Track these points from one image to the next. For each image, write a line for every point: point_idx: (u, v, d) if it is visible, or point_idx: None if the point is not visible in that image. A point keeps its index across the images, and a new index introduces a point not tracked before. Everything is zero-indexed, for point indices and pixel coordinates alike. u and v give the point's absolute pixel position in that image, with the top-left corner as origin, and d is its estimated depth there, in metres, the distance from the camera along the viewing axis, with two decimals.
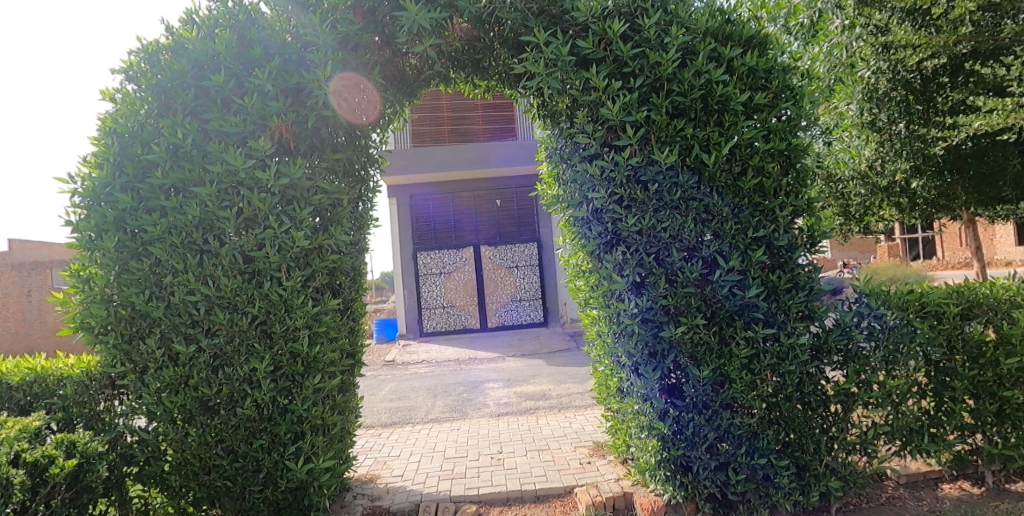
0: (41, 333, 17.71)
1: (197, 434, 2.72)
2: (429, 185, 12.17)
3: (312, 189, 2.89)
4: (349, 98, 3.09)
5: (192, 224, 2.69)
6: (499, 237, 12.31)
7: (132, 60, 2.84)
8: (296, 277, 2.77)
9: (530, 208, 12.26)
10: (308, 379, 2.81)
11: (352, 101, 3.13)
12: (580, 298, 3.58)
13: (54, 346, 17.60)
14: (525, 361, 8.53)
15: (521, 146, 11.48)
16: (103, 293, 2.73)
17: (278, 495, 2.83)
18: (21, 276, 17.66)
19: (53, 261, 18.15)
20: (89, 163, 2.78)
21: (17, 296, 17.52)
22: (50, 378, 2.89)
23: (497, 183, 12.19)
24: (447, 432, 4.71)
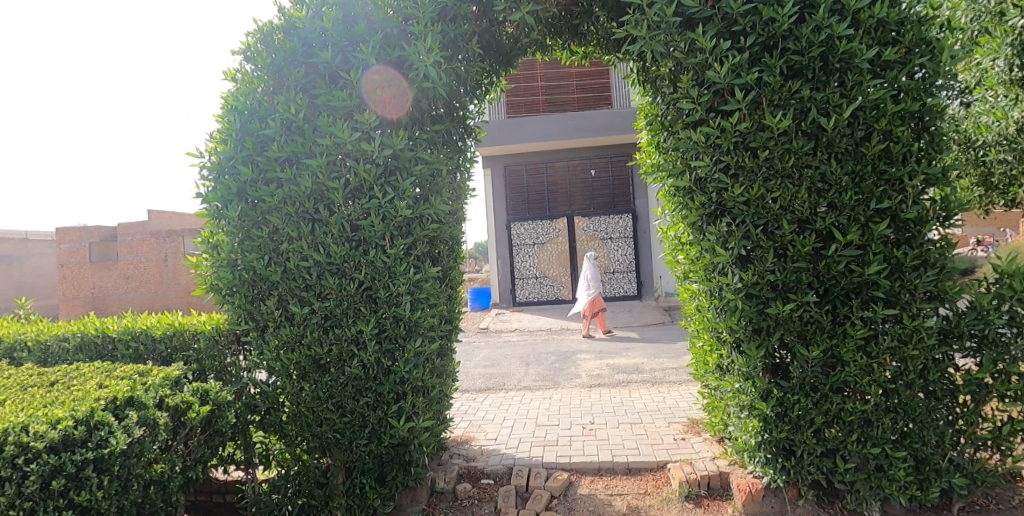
0: (176, 293, 20.07)
1: (311, 389, 2.91)
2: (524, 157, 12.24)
3: (413, 160, 2.95)
4: (397, 90, 2.95)
5: (305, 194, 2.86)
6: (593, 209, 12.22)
7: (249, 41, 3.01)
8: (399, 245, 2.88)
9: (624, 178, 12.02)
10: (410, 342, 2.93)
11: (404, 94, 2.96)
12: (680, 271, 3.45)
13: (189, 304, 19.90)
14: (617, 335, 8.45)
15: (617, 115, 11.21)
16: (229, 258, 2.96)
17: (382, 450, 2.97)
18: (159, 243, 19.77)
19: (186, 229, 20.28)
20: (214, 139, 3.00)
21: (156, 260, 19.86)
22: (187, 333, 3.23)
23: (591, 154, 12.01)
24: (539, 400, 4.79)
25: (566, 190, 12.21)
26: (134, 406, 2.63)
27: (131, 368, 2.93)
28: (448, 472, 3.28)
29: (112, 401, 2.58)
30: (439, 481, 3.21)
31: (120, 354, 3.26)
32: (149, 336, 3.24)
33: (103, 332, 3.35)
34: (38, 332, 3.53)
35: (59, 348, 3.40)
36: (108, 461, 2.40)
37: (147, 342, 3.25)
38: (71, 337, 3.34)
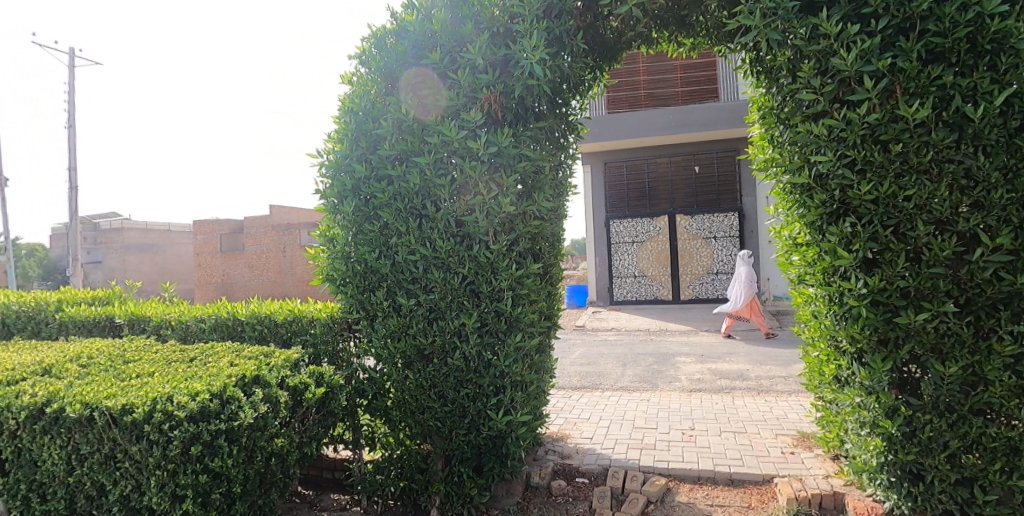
0: (293, 283, 21.98)
1: (415, 378, 3.03)
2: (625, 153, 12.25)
3: (517, 156, 2.99)
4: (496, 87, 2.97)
5: (413, 190, 2.98)
6: (696, 206, 11.99)
7: (364, 46, 3.17)
8: (502, 241, 2.93)
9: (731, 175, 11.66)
10: (511, 337, 2.98)
11: (506, 93, 3.00)
12: (794, 274, 3.24)
13: (303, 293, 21.69)
14: (720, 338, 8.12)
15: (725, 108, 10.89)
16: (343, 251, 3.15)
17: (481, 441, 3.05)
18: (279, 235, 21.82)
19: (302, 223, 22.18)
20: (332, 139, 3.20)
21: (276, 251, 21.92)
22: (304, 318, 3.48)
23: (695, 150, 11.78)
24: (636, 402, 4.71)
25: (668, 187, 12.07)
26: (260, 384, 2.88)
27: (257, 350, 3.20)
28: (543, 467, 3.33)
29: (242, 378, 2.85)
30: (534, 476, 3.27)
31: (247, 335, 3.59)
32: (273, 320, 3.55)
33: (232, 316, 3.69)
34: (179, 313, 3.92)
35: (198, 328, 3.78)
36: (237, 433, 2.64)
37: (270, 326, 3.55)
38: (206, 318, 3.71)
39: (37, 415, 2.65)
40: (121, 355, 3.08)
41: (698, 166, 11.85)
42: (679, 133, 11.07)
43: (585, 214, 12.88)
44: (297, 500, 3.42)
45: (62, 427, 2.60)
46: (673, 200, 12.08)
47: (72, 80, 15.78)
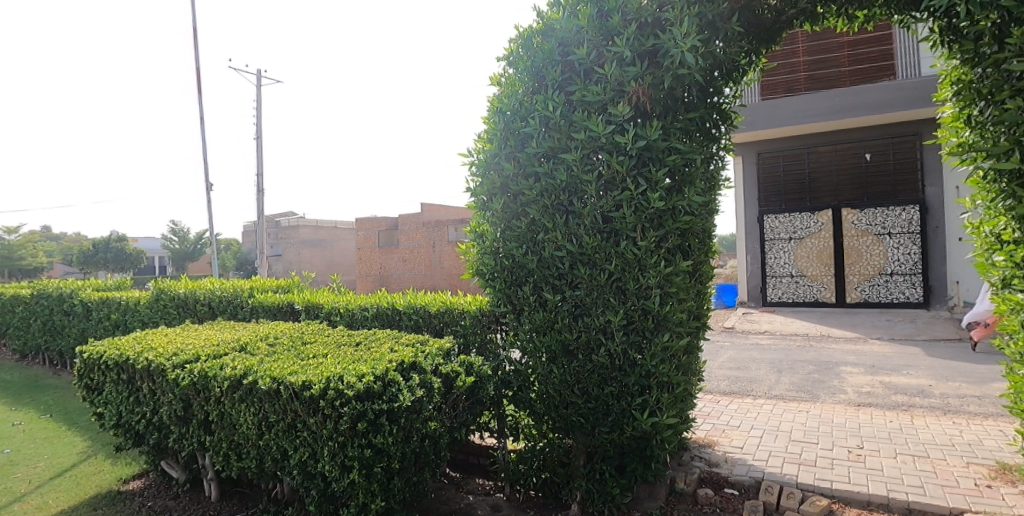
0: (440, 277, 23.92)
1: (559, 373, 3.08)
2: (782, 140, 11.92)
3: (667, 150, 2.92)
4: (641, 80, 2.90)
5: (561, 187, 3.04)
6: (865, 199, 11.26)
7: (511, 47, 3.27)
8: (651, 237, 2.88)
9: (910, 163, 10.81)
10: (658, 336, 2.90)
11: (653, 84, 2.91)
12: (998, 276, 2.80)
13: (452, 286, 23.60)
14: (894, 348, 7.23)
15: (903, 87, 10.09)
16: (492, 247, 3.29)
17: (624, 440, 3.02)
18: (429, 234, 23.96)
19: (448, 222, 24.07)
20: (481, 138, 3.34)
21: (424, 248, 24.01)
22: (456, 310, 3.71)
23: (865, 135, 11.10)
24: (792, 412, 4.40)
25: (833, 178, 11.49)
26: (416, 369, 3.11)
27: (412, 337, 3.44)
28: (689, 474, 3.27)
29: (401, 363, 3.09)
30: (678, 481, 3.23)
31: (404, 323, 3.91)
32: (427, 311, 3.83)
33: (393, 306, 4.02)
34: (346, 302, 4.38)
35: (362, 316, 4.19)
36: (396, 413, 2.86)
37: (425, 316, 3.83)
38: (369, 307, 4.10)
39: (236, 385, 3.04)
40: (299, 337, 3.47)
41: (869, 153, 11.10)
42: (845, 117, 10.51)
43: (737, 208, 12.71)
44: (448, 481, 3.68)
45: (255, 397, 2.97)
46: (839, 193, 11.46)
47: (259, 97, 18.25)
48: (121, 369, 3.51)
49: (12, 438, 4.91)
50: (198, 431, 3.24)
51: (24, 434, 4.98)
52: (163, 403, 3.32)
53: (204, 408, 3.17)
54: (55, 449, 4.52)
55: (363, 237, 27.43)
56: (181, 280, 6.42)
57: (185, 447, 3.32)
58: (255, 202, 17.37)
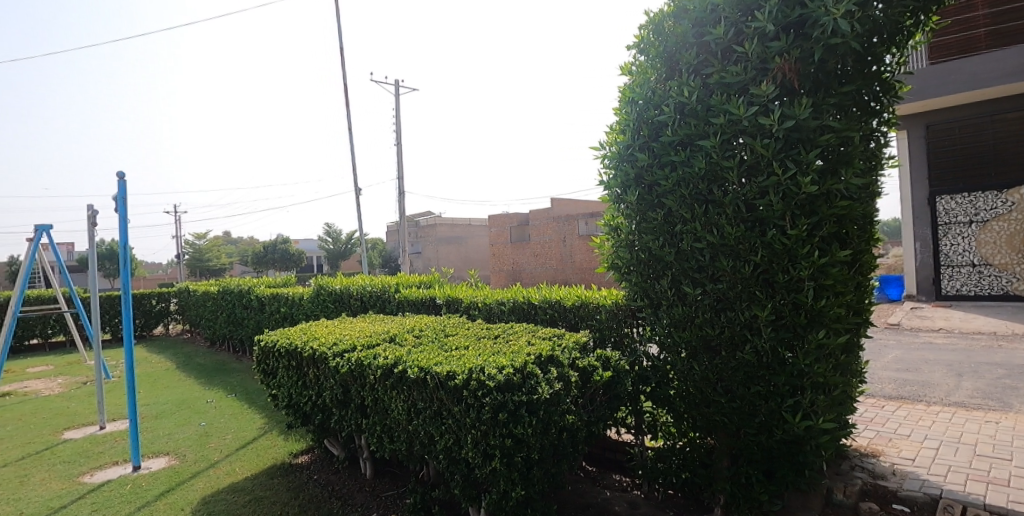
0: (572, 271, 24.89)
1: (701, 369, 2.97)
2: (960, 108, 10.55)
3: (819, 129, 2.67)
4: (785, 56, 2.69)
5: (699, 176, 2.92)
6: None
7: (641, 33, 3.21)
8: (802, 225, 2.64)
9: None
10: (812, 333, 2.67)
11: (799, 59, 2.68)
12: None
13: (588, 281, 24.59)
14: None
15: None
16: (627, 240, 3.30)
17: (773, 444, 2.83)
18: None
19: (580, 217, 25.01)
20: (614, 130, 3.36)
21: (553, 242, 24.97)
22: (591, 304, 3.87)
23: None
24: (978, 423, 3.85)
25: None
26: (554, 363, 3.18)
27: (549, 331, 3.57)
28: (849, 484, 3.00)
29: (540, 356, 3.17)
30: (836, 491, 2.98)
31: (540, 318, 4.13)
32: (563, 306, 3.99)
33: (529, 301, 4.20)
34: (484, 296, 4.67)
35: (498, 309, 4.52)
36: (536, 405, 2.92)
37: (562, 311, 4.00)
38: (506, 302, 4.40)
39: (388, 374, 3.26)
40: (442, 329, 3.69)
41: None
42: None
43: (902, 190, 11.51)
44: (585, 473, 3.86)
45: (405, 385, 3.17)
46: None
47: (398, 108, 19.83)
48: (291, 356, 3.97)
49: (209, 412, 5.80)
50: (356, 414, 3.54)
51: (217, 410, 5.86)
52: (325, 387, 3.68)
53: (360, 393, 3.46)
54: (241, 424, 5.25)
55: (500, 234, 29.94)
56: (337, 277, 7.17)
57: (345, 428, 3.64)
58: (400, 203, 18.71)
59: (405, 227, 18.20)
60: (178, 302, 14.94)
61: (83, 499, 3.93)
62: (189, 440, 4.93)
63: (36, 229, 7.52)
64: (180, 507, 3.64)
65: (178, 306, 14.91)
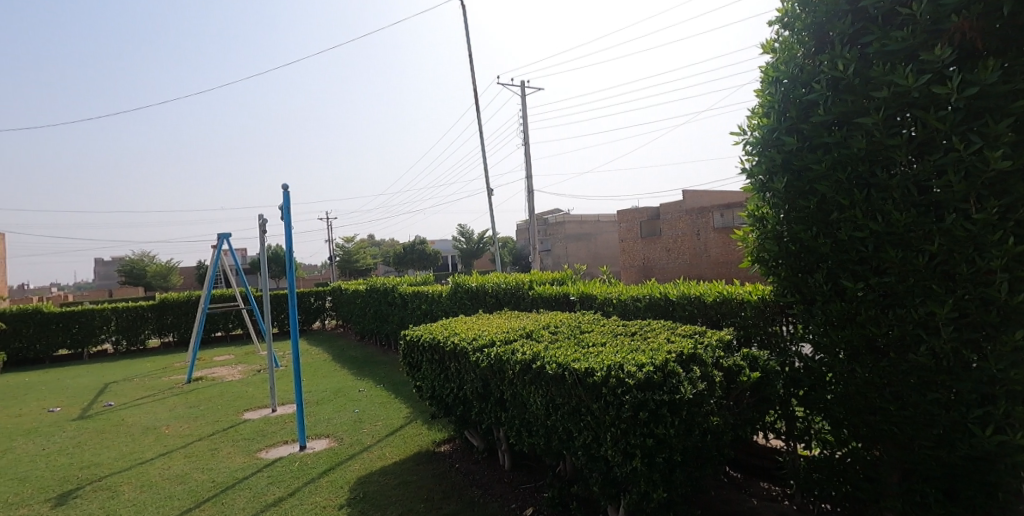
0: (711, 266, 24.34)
1: (865, 372, 2.66)
2: None
3: (1015, 93, 2.21)
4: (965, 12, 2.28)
5: (859, 157, 2.63)
6: None
7: (787, 6, 3.04)
8: (990, 208, 2.23)
9: None
10: (1007, 334, 2.20)
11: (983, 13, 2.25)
12: None
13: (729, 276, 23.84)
14: None
15: None
16: (775, 230, 3.09)
17: (955, 461, 2.45)
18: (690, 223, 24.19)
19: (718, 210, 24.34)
20: (757, 114, 3.18)
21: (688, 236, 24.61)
22: (734, 300, 3.81)
23: None
24: None
25: None
26: (696, 362, 3.03)
27: (688, 329, 3.48)
28: None
29: (682, 354, 3.04)
30: None
31: (678, 314, 4.26)
32: (704, 300, 4.05)
33: (665, 297, 4.42)
34: (620, 293, 5.06)
35: (636, 306, 4.75)
36: (678, 405, 2.80)
37: (702, 306, 4.06)
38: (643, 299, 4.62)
39: (527, 369, 3.31)
40: (579, 327, 3.72)
41: None
42: None
43: None
44: (729, 479, 3.71)
45: (543, 381, 3.17)
46: None
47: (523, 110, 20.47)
48: (434, 350, 4.25)
49: (361, 400, 6.40)
50: (495, 408, 3.67)
51: (368, 399, 6.46)
52: (467, 380, 3.87)
53: (500, 387, 3.56)
54: (389, 413, 5.72)
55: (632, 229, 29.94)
56: (472, 276, 8.00)
57: (485, 420, 3.81)
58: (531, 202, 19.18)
59: (533, 226, 18.54)
60: (333, 300, 16.72)
61: (261, 472, 4.51)
62: (346, 425, 5.49)
63: (219, 238, 8.90)
64: (340, 486, 4.03)
65: (333, 303, 16.66)
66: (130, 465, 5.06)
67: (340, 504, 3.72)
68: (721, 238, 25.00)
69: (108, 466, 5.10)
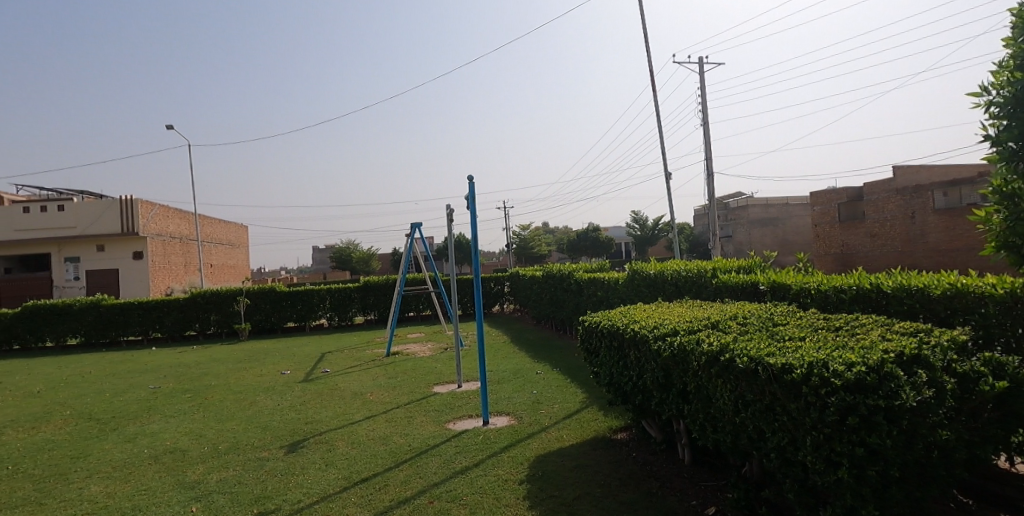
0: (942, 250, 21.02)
1: None
2: None
3: None
4: None
5: None
6: None
7: None
8: None
9: None
10: None
11: None
12: None
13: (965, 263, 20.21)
14: None
15: None
16: None
17: None
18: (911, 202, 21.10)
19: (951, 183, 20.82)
20: (1007, 68, 2.63)
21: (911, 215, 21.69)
22: (971, 295, 3.23)
23: None
24: None
25: None
26: (921, 365, 2.59)
27: (908, 326, 3.01)
28: None
29: (901, 355, 2.63)
30: None
31: (894, 309, 3.79)
32: (928, 293, 3.53)
33: (878, 287, 3.99)
34: (818, 284, 4.67)
35: (838, 298, 4.35)
36: (897, 414, 2.35)
37: (924, 300, 3.54)
38: (849, 290, 4.19)
39: (713, 362, 3.16)
40: (771, 323, 3.52)
41: None
42: None
43: None
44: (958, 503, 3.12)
45: (731, 375, 2.99)
46: None
47: (699, 92, 19.51)
48: (613, 337, 4.46)
49: (538, 383, 6.77)
50: (678, 400, 3.59)
51: (546, 381, 6.84)
52: (647, 369, 3.90)
53: (682, 379, 3.49)
54: (565, 397, 6.00)
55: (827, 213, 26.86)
56: (649, 263, 7.99)
57: (666, 411, 3.77)
58: (710, 185, 18.16)
59: (714, 211, 17.63)
60: (510, 285, 17.86)
61: (450, 441, 5.02)
62: (525, 405, 5.88)
63: (412, 227, 10.14)
64: (520, 462, 4.31)
65: (511, 288, 17.79)
66: (344, 424, 5.99)
67: (519, 479, 3.98)
68: (940, 222, 21.32)
69: (328, 423, 6.10)
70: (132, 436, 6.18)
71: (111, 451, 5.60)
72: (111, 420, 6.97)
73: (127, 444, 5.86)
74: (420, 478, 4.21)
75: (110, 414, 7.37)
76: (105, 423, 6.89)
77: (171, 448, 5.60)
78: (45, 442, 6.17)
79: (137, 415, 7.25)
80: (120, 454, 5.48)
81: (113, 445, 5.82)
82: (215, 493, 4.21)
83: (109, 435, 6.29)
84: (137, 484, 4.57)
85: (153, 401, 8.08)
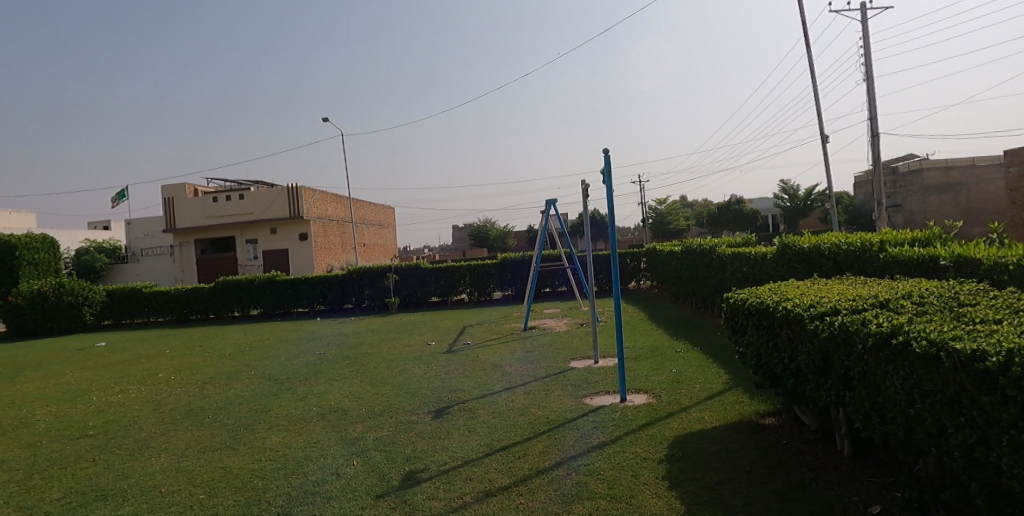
0: None
1: None
2: None
3: None
4: None
5: None
6: None
7: None
8: None
9: None
10: None
11: None
12: None
13: None
14: None
15: None
16: None
17: None
18: None
19: None
20: None
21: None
22: None
23: None
24: None
25: None
26: None
27: None
28: None
29: None
30: None
31: None
32: None
33: None
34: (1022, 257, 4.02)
35: None
36: None
37: None
38: None
39: (882, 345, 2.86)
40: (958, 303, 3.10)
41: None
42: None
43: None
44: None
45: (906, 361, 2.66)
46: None
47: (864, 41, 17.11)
48: (762, 315, 4.25)
49: (678, 361, 6.67)
50: (838, 386, 3.34)
51: (686, 360, 6.71)
52: (802, 351, 3.67)
53: (844, 363, 3.24)
54: (706, 377, 5.85)
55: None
56: (802, 235, 7.25)
57: (823, 397, 3.54)
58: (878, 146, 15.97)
59: (881, 176, 15.53)
60: (648, 260, 17.53)
61: (587, 416, 5.22)
62: (663, 384, 5.85)
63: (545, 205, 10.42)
64: (658, 441, 4.36)
65: (648, 264, 17.47)
66: (485, 394, 6.51)
67: (657, 458, 4.04)
68: None
69: (470, 392, 6.67)
70: (303, 395, 7.36)
71: (286, 408, 6.72)
72: (286, 381, 8.33)
73: (299, 402, 6.99)
74: (557, 449, 4.47)
75: (285, 376, 8.80)
76: (282, 383, 8.25)
77: (334, 407, 6.58)
78: (238, 396, 7.59)
79: (308, 377, 8.57)
80: (294, 411, 6.56)
81: (287, 403, 6.98)
82: (373, 450, 4.88)
83: (285, 393, 7.55)
84: (308, 437, 5.48)
85: (319, 365, 9.45)
